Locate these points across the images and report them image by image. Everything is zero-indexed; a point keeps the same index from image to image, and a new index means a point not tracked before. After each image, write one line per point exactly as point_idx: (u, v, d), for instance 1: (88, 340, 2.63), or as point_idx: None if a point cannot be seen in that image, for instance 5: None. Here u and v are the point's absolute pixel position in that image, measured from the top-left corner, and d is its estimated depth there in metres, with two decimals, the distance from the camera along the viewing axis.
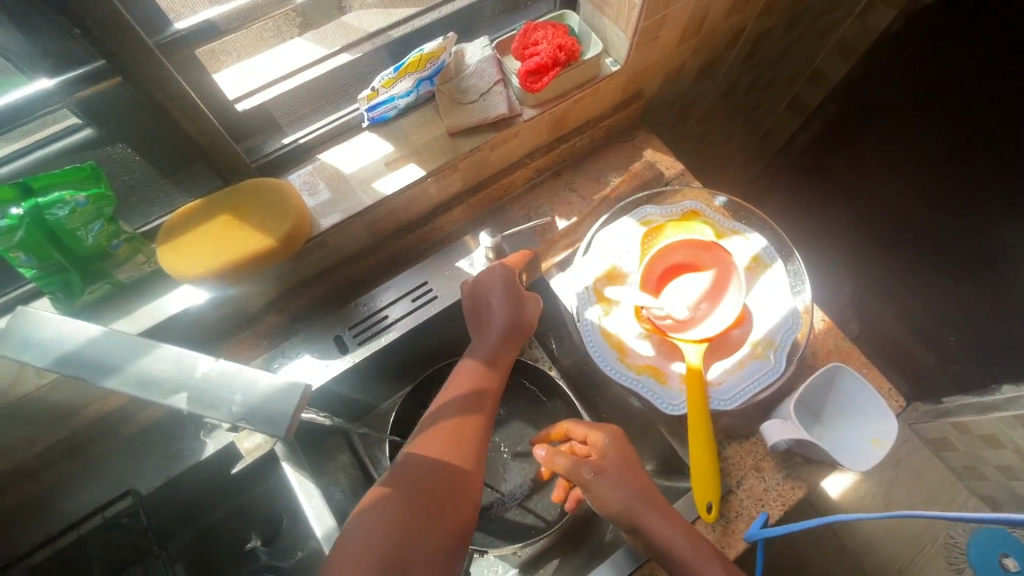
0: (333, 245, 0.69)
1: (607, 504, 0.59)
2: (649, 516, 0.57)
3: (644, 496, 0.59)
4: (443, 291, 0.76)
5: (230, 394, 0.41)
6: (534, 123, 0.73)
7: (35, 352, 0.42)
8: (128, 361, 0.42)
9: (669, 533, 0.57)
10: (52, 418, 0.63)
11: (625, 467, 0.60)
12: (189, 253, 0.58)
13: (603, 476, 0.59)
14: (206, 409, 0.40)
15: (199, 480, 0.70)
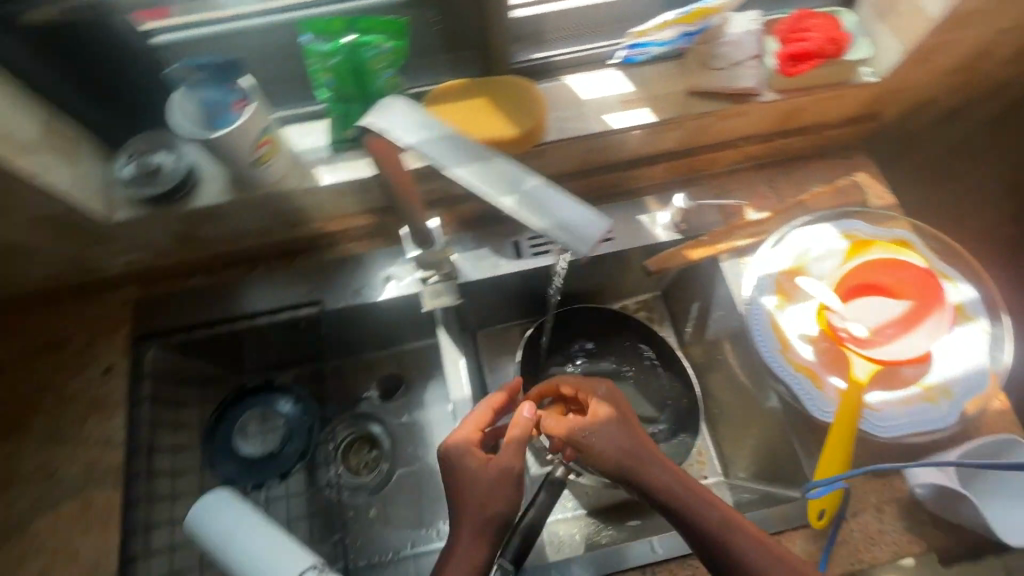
0: (549, 159, 0.73)
1: (602, 459, 0.56)
2: (647, 469, 0.54)
3: (639, 446, 0.56)
4: (619, 236, 0.80)
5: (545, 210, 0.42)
6: (770, 107, 0.74)
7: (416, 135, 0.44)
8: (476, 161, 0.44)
9: (664, 481, 0.53)
10: (288, 221, 0.75)
11: (616, 417, 0.58)
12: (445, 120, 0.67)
13: (589, 431, 0.56)
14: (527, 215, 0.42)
15: (364, 318, 0.79)
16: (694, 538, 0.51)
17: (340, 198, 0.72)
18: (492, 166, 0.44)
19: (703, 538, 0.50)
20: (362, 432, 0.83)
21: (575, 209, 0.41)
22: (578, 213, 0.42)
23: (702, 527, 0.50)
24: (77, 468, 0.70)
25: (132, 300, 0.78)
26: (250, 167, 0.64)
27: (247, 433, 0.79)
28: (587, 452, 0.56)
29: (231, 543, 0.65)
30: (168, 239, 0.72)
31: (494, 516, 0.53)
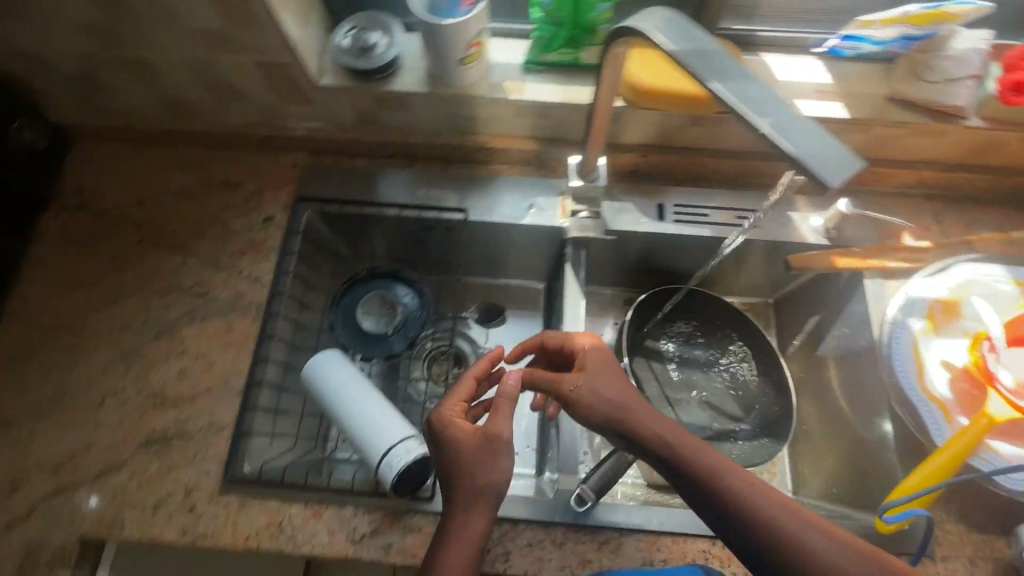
0: (725, 128, 0.75)
1: (595, 411, 0.61)
2: (637, 418, 0.59)
3: (630, 396, 0.61)
4: (765, 226, 0.80)
5: (794, 133, 0.38)
6: (970, 133, 0.71)
7: (670, 39, 0.42)
8: (732, 70, 0.40)
9: (652, 426, 0.58)
10: (460, 127, 0.79)
11: (610, 370, 0.64)
12: (644, 66, 0.69)
13: (580, 384, 0.62)
14: (773, 135, 0.37)
15: (497, 233, 0.83)
16: (687, 477, 0.55)
17: (517, 118, 0.75)
18: (754, 85, 0.40)
19: (697, 476, 0.54)
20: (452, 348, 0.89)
21: (824, 142, 0.36)
22: (836, 146, 0.37)
23: (694, 464, 0.55)
24: (226, 294, 0.77)
25: (300, 164, 0.84)
26: (456, 63, 0.68)
27: (368, 310, 0.83)
28: (580, 402, 0.61)
29: (339, 399, 0.71)
30: (353, 115, 0.78)
31: (487, 486, 0.56)
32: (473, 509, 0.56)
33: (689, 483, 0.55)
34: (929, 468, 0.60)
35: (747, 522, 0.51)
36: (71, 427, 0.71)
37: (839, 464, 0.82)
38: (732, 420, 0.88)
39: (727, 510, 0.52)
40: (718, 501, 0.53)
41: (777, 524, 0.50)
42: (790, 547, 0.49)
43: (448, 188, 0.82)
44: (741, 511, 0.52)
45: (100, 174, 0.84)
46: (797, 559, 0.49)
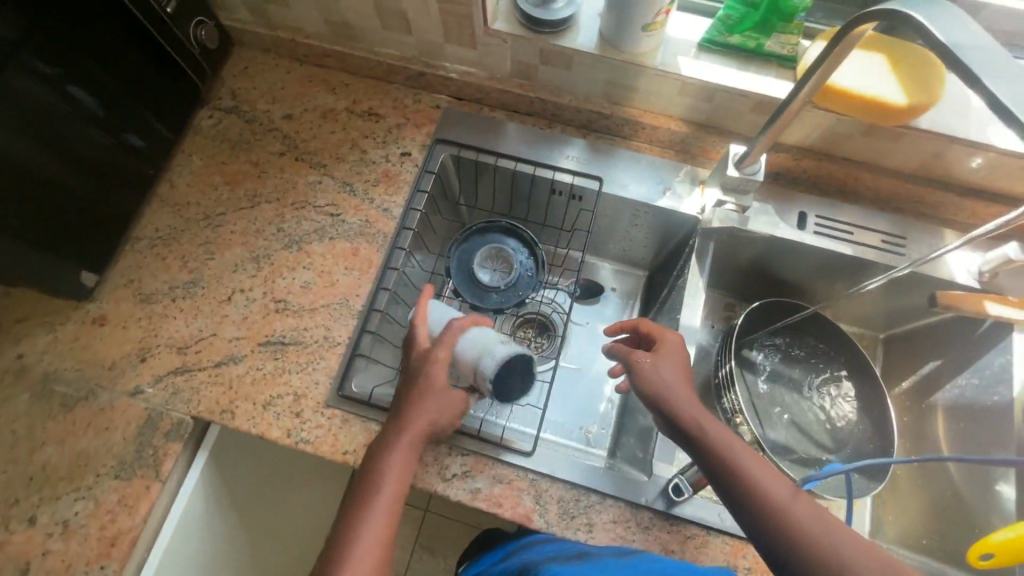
0: (899, 143, 0.71)
1: (648, 381, 0.61)
2: (678, 399, 0.59)
3: (683, 381, 0.61)
4: (913, 256, 0.75)
5: None
6: None
7: (944, 27, 0.39)
8: (1010, 69, 0.37)
9: (690, 406, 0.58)
10: (615, 96, 0.78)
11: (679, 358, 0.64)
12: (874, 54, 0.65)
13: (649, 360, 0.63)
14: None
15: (624, 208, 0.82)
16: (708, 461, 0.55)
17: (678, 96, 0.73)
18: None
19: (718, 461, 0.54)
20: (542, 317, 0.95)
21: None
22: None
23: (721, 452, 0.54)
24: (356, 219, 0.79)
25: (443, 106, 0.86)
26: (639, 28, 0.66)
27: (483, 261, 0.83)
28: (639, 373, 0.62)
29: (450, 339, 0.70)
30: (511, 65, 0.78)
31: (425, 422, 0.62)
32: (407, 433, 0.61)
33: (705, 466, 0.55)
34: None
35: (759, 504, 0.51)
36: (198, 313, 0.74)
37: (935, 519, 0.77)
38: (821, 448, 0.85)
39: (724, 477, 0.53)
40: (716, 470, 0.54)
41: (778, 504, 0.50)
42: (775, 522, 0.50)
43: (587, 157, 0.81)
44: (726, 469, 0.53)
45: (255, 84, 0.87)
46: (802, 545, 0.48)
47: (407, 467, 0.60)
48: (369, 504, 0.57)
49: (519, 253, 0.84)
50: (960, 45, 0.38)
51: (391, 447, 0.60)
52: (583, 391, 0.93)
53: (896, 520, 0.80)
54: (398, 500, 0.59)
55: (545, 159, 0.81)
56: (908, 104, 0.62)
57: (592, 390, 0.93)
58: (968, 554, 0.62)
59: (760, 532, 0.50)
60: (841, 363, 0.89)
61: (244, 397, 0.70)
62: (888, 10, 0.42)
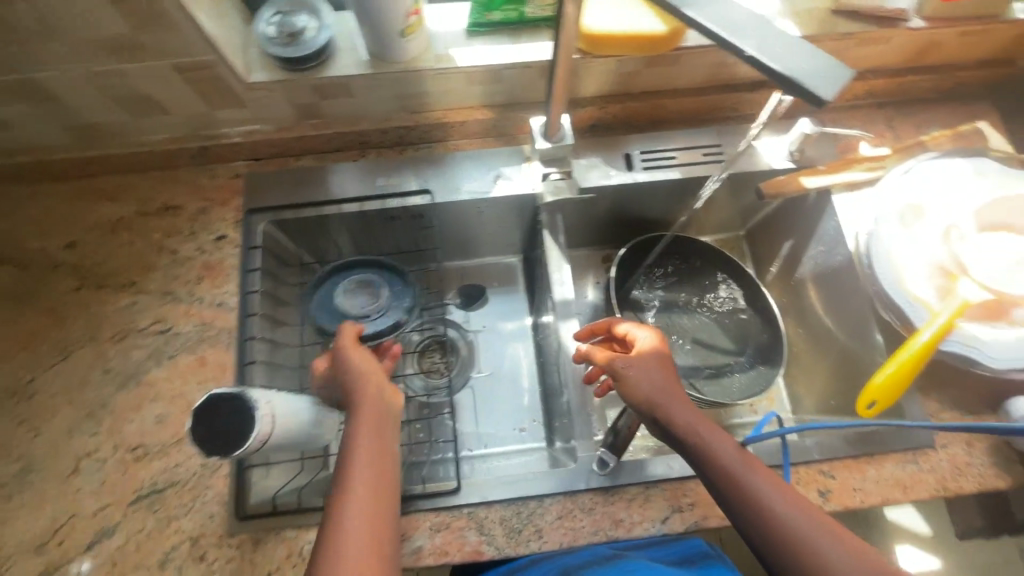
0: (681, 66, 0.73)
1: (634, 389, 0.61)
2: (670, 405, 0.60)
3: (671, 386, 0.61)
4: (732, 159, 0.80)
5: (788, 51, 0.36)
6: (914, 35, 0.72)
7: None
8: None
9: (687, 419, 0.58)
10: (410, 105, 0.74)
11: (664, 361, 0.63)
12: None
13: (632, 364, 0.62)
14: (772, 55, 0.36)
15: (470, 214, 0.81)
16: (706, 466, 0.56)
17: (469, 87, 0.72)
18: (733, 11, 0.38)
19: (715, 464, 0.56)
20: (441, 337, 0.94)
21: (813, 58, 0.36)
22: (825, 62, 0.36)
23: (719, 457, 0.56)
24: (191, 327, 0.71)
25: (243, 172, 0.78)
26: (396, 35, 0.63)
27: (349, 293, 0.74)
28: (627, 382, 0.62)
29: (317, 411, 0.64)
30: (292, 110, 0.72)
31: (373, 400, 0.57)
32: (367, 403, 0.57)
33: (700, 467, 0.57)
34: (891, 368, 0.63)
35: (761, 506, 0.53)
36: (46, 500, 0.64)
37: (834, 381, 0.84)
38: (727, 355, 0.89)
39: (716, 476, 0.56)
40: (706, 467, 0.56)
41: (762, 501, 0.53)
42: (761, 515, 0.52)
43: (412, 174, 0.78)
44: (717, 468, 0.56)
45: (17, 222, 0.75)
46: (790, 541, 0.50)
47: (375, 459, 0.54)
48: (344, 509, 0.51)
49: (398, 299, 0.74)
50: None
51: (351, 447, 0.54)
52: (502, 393, 0.91)
53: (806, 392, 0.88)
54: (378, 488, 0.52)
55: (368, 190, 0.77)
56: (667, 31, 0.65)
57: (511, 389, 0.92)
58: (857, 408, 0.67)
59: (756, 532, 0.52)
60: (714, 271, 0.94)
61: (135, 567, 0.62)
62: None
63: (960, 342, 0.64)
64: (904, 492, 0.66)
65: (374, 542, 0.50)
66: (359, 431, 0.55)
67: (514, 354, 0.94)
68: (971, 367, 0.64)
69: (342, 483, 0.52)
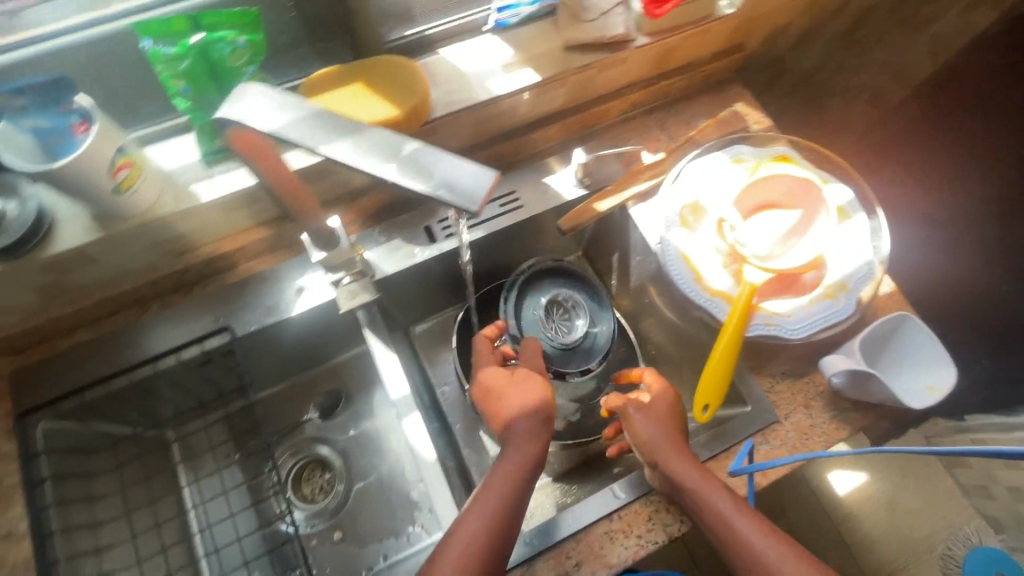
0: (443, 135, 0.73)
1: (638, 435, 0.65)
2: (667, 451, 0.62)
3: (672, 436, 0.64)
4: (529, 200, 0.80)
5: (431, 167, 0.36)
6: (644, 51, 0.76)
7: (262, 119, 0.37)
8: (341, 135, 0.37)
9: (683, 467, 0.61)
10: (173, 248, 0.68)
11: (671, 406, 0.68)
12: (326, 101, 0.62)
13: (642, 410, 0.67)
14: (414, 175, 0.36)
15: (286, 332, 0.76)
16: (705, 511, 0.58)
17: (229, 214, 0.67)
18: (370, 135, 0.37)
19: (711, 510, 0.58)
20: (313, 457, 0.88)
21: (457, 164, 0.36)
22: (465, 165, 0.36)
23: (713, 503, 0.58)
24: None
25: (6, 372, 0.69)
26: (110, 195, 0.57)
27: (553, 313, 0.79)
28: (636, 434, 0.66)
29: None
30: (35, 295, 0.64)
31: (530, 437, 0.62)
32: (523, 453, 0.60)
33: (699, 518, 0.59)
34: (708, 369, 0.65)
35: (750, 555, 0.54)
36: None
37: (693, 374, 0.87)
38: (594, 380, 0.86)
39: (713, 525, 0.58)
40: (704, 514, 0.58)
41: (752, 548, 0.55)
42: (752, 563, 0.54)
43: (207, 316, 0.72)
44: (712, 517, 0.58)
45: None
46: None
47: (507, 501, 0.56)
48: (458, 544, 0.53)
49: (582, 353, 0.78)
50: (284, 135, 0.37)
51: (487, 485, 0.57)
52: (390, 496, 0.86)
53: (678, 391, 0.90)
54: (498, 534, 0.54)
55: (160, 347, 0.70)
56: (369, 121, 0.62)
57: (397, 489, 0.86)
58: (695, 414, 0.68)
59: None
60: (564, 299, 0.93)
61: None
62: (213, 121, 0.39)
63: (764, 323, 0.67)
64: (765, 475, 0.68)
65: None
66: (500, 473, 0.58)
67: (391, 451, 0.89)
68: (785, 342, 0.68)
69: (463, 520, 0.55)
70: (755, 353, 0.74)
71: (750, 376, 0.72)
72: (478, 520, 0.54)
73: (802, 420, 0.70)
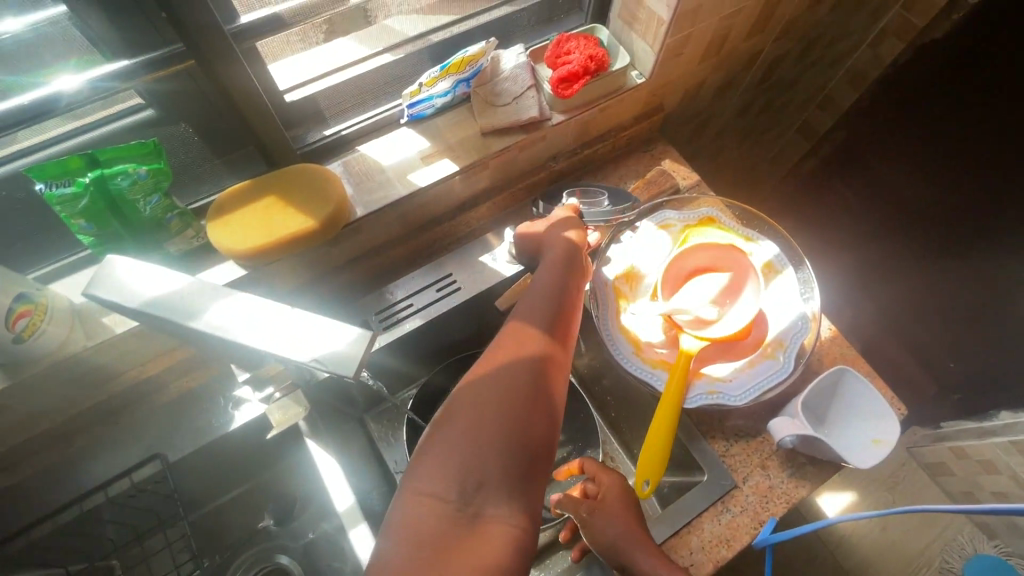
0: (368, 231, 0.72)
1: (600, 540, 0.61)
2: (633, 554, 0.59)
3: (636, 535, 0.60)
4: (466, 282, 0.79)
5: (307, 336, 0.45)
6: (561, 127, 0.77)
7: (132, 297, 0.46)
8: (211, 302, 0.46)
9: (654, 570, 0.57)
10: (94, 380, 0.65)
11: (625, 499, 0.63)
12: (236, 226, 0.62)
13: (597, 513, 0.62)
14: (287, 348, 0.44)
15: (223, 449, 0.72)
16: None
17: (150, 339, 0.65)
18: (244, 304, 0.46)
19: None
20: (270, 565, 0.79)
21: (329, 333, 0.45)
22: (339, 334, 0.45)
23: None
24: None
25: None
26: (12, 345, 0.55)
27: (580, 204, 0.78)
28: (596, 537, 0.61)
29: None
30: None
31: (549, 309, 0.59)
32: (535, 325, 0.57)
33: None
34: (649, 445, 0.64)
35: None
36: None
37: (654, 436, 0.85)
38: None
39: None
40: None
41: None
42: None
43: (140, 443, 0.69)
44: None
45: None
46: None
47: (518, 363, 0.53)
48: (456, 408, 0.49)
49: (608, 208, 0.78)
50: (156, 306, 0.45)
51: (490, 357, 0.54)
52: None
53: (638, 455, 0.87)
54: (507, 389, 0.50)
55: (88, 483, 0.67)
56: (275, 239, 0.61)
57: None
58: (638, 492, 0.66)
59: None
60: None
61: None
62: (88, 295, 0.47)
63: (706, 391, 0.67)
64: (730, 547, 0.66)
65: (474, 449, 0.46)
66: (506, 342, 0.55)
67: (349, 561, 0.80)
68: (732, 408, 0.67)
69: (467, 389, 0.51)
70: (706, 416, 0.73)
71: (704, 441, 0.71)
72: (483, 384, 0.51)
73: (763, 482, 0.69)
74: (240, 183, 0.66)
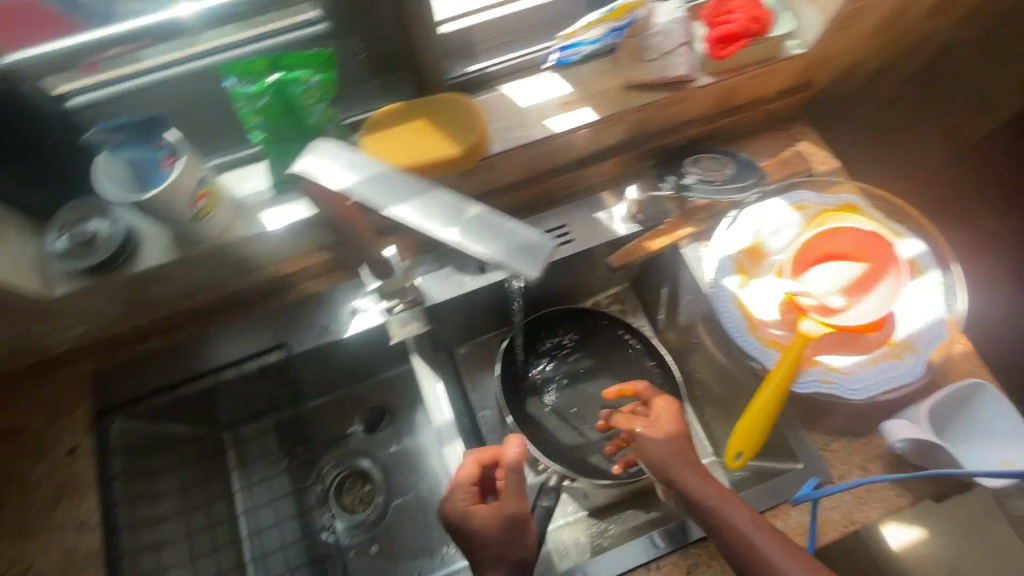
0: (498, 169, 0.74)
1: (648, 454, 0.62)
2: (681, 471, 0.60)
3: (685, 455, 0.61)
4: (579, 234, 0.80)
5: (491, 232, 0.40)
6: (706, 90, 0.75)
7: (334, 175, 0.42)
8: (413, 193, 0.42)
9: (702, 486, 0.58)
10: (242, 267, 0.73)
11: (676, 420, 0.65)
12: (389, 144, 0.65)
13: (649, 427, 0.64)
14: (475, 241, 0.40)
15: (337, 351, 0.78)
16: (727, 530, 0.56)
17: (294, 238, 0.71)
18: (440, 196, 0.42)
19: (732, 529, 0.56)
20: (353, 468, 0.86)
21: (513, 231, 0.40)
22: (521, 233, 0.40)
23: (733, 521, 0.56)
24: (54, 560, 0.66)
25: (89, 373, 0.75)
26: (191, 221, 0.61)
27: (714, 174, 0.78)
28: (644, 450, 0.63)
29: None
30: (119, 305, 0.70)
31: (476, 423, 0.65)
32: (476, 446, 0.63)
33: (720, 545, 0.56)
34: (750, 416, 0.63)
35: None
36: None
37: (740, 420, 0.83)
38: None
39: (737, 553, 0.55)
40: (725, 538, 0.56)
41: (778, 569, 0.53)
42: None
43: (268, 332, 0.77)
44: (735, 541, 0.55)
45: None
46: None
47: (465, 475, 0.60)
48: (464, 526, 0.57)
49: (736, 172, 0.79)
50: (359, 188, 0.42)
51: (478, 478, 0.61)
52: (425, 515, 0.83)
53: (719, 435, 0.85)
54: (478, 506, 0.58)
55: (223, 358, 0.75)
56: (423, 160, 0.64)
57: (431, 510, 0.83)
58: (726, 461, 0.65)
59: None
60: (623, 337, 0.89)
61: None
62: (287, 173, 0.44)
63: (820, 378, 0.64)
64: (815, 538, 0.64)
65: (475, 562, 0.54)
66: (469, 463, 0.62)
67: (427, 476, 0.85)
68: (844, 402, 0.64)
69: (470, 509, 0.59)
70: (808, 407, 0.71)
71: (802, 431, 0.69)
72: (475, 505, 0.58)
73: (860, 483, 0.67)
74: (391, 104, 0.70)
